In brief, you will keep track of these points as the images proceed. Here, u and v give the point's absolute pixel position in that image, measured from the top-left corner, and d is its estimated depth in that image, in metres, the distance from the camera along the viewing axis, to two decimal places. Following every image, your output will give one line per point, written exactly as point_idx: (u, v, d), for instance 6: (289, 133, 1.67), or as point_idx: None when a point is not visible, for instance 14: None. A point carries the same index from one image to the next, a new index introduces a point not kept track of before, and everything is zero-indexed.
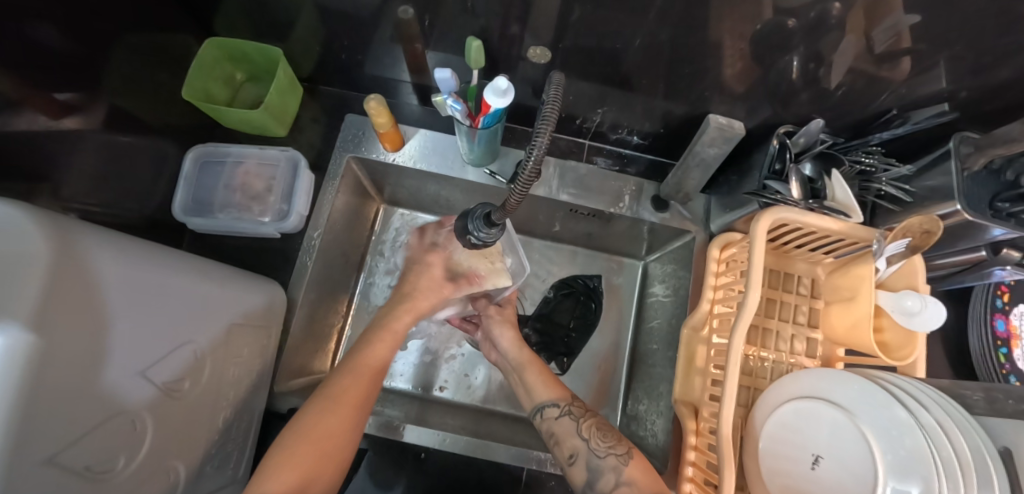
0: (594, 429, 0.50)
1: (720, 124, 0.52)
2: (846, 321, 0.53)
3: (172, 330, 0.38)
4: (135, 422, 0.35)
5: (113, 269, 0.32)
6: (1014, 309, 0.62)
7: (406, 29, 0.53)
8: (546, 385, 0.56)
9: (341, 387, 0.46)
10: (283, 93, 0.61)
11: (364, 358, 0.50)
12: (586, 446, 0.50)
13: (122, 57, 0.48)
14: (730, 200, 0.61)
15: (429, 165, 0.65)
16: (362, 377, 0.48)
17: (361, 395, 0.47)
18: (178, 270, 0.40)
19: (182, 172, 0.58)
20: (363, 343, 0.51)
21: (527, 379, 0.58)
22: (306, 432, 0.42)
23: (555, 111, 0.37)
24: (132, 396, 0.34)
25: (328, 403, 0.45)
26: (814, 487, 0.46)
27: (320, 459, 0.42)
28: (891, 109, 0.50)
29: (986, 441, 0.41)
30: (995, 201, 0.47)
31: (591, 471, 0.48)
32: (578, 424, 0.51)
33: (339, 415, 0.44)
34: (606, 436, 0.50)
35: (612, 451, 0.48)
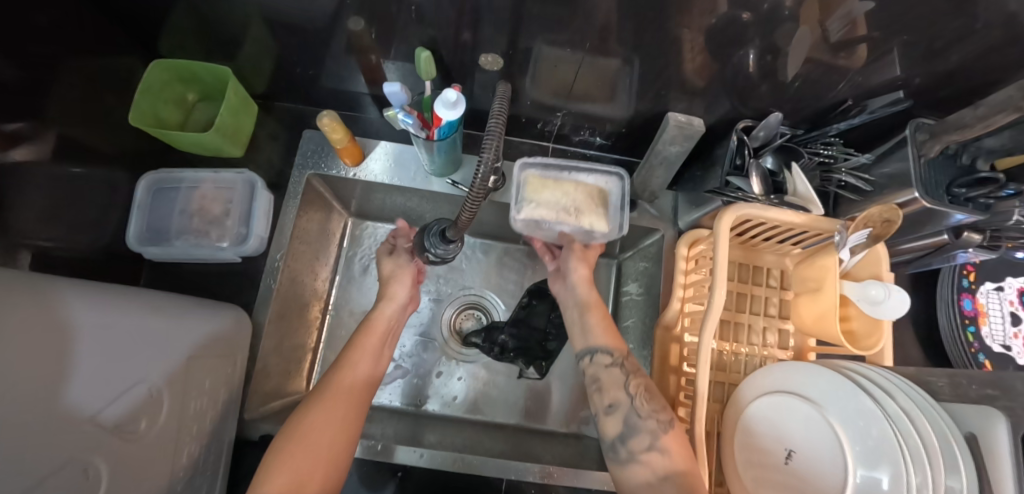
0: (642, 389, 0.50)
1: (679, 122, 0.52)
2: (814, 313, 0.53)
3: (122, 369, 0.37)
4: (86, 470, 0.33)
5: (35, 317, 0.31)
6: (979, 288, 0.64)
7: (359, 40, 0.52)
8: (605, 332, 0.55)
9: (328, 393, 0.47)
10: (235, 113, 0.59)
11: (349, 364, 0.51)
12: (629, 401, 0.49)
13: (66, 82, 0.46)
14: (695, 197, 0.61)
15: (391, 177, 0.64)
16: (348, 380, 0.49)
17: (351, 396, 0.48)
18: (135, 307, 0.41)
19: (134, 200, 0.57)
20: (347, 352, 0.53)
21: (587, 319, 0.57)
22: (296, 437, 0.43)
23: (501, 121, 0.37)
24: (84, 442, 0.33)
25: (316, 409, 0.46)
26: (786, 480, 0.47)
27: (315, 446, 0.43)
28: (846, 100, 0.49)
29: (952, 426, 0.42)
30: (952, 186, 0.47)
31: (627, 426, 0.48)
32: (626, 378, 0.51)
33: (329, 417, 0.45)
34: (652, 399, 0.49)
35: (654, 415, 0.47)
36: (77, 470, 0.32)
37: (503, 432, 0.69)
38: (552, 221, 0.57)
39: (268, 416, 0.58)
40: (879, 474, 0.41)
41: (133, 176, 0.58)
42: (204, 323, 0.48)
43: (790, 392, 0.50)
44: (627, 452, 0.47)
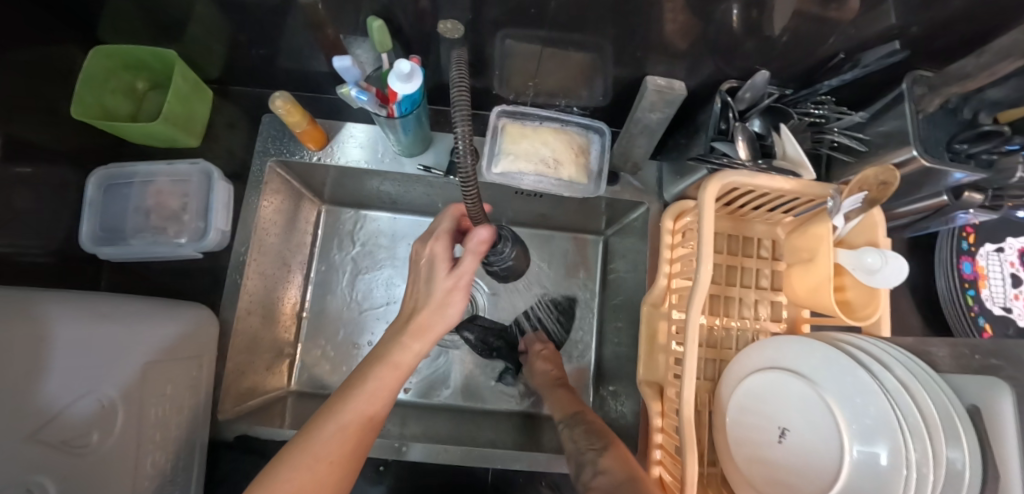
0: (580, 433, 0.53)
1: (658, 86, 0.48)
2: (807, 284, 0.50)
3: (67, 383, 0.34)
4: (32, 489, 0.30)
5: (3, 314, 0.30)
6: (978, 250, 0.62)
7: (312, 15, 0.48)
8: (560, 404, 0.60)
9: (325, 441, 0.35)
10: (185, 100, 0.55)
11: (356, 394, 0.38)
12: (574, 447, 0.52)
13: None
14: (680, 166, 0.58)
15: (358, 161, 0.60)
16: (353, 423, 0.36)
17: (354, 447, 0.36)
18: (104, 313, 0.39)
19: (85, 198, 0.54)
20: (357, 373, 0.40)
21: (551, 400, 0.62)
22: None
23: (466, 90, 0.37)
24: (27, 461, 0.30)
25: (307, 461, 0.34)
26: (779, 459, 0.45)
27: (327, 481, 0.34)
28: (837, 53, 0.45)
29: (954, 401, 0.40)
30: (952, 143, 0.44)
31: (575, 465, 0.50)
32: (570, 431, 0.55)
33: (323, 477, 0.34)
34: (592, 439, 0.52)
35: (591, 448, 0.50)
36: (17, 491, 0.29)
37: (490, 418, 0.68)
38: (527, 171, 0.56)
39: (245, 415, 0.56)
40: (877, 449, 0.39)
41: (83, 172, 0.55)
42: (166, 324, 0.45)
43: (786, 369, 0.48)
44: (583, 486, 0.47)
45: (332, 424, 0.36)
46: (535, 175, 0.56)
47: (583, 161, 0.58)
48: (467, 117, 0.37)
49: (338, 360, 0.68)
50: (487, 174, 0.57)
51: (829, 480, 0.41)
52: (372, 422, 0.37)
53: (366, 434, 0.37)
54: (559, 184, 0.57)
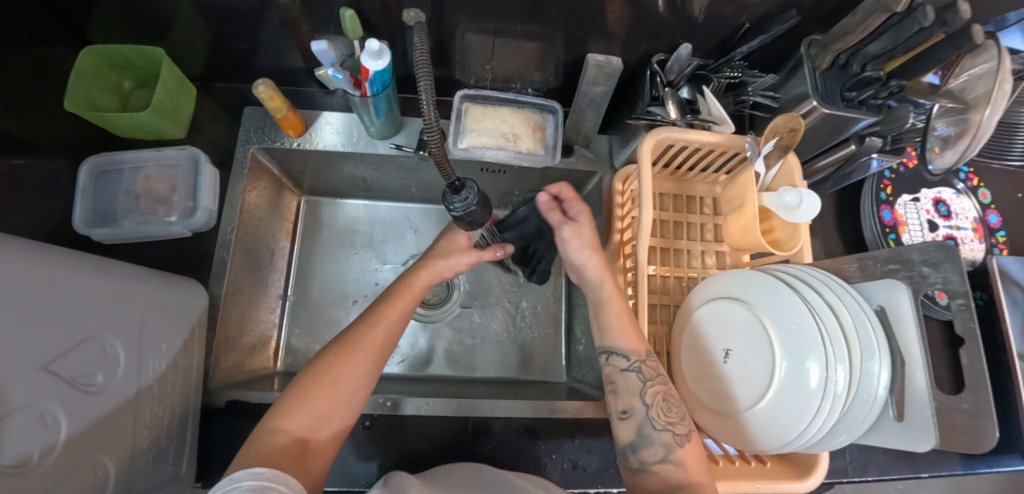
0: (659, 402, 0.48)
1: (598, 61, 0.55)
2: (739, 227, 0.57)
3: (78, 325, 0.38)
4: (46, 415, 0.33)
5: (33, 255, 0.34)
6: (896, 199, 0.70)
7: (289, 12, 0.54)
8: (623, 332, 0.51)
9: (362, 336, 0.47)
10: (172, 93, 0.60)
11: (353, 339, 0.47)
12: (644, 411, 0.48)
13: None
14: (625, 134, 0.65)
15: (335, 144, 0.66)
16: (382, 324, 0.49)
17: (383, 346, 0.48)
18: (109, 272, 0.43)
19: (77, 185, 0.57)
20: (354, 325, 0.49)
21: (604, 317, 0.53)
22: (325, 375, 0.44)
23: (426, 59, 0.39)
24: (44, 388, 0.33)
25: (347, 349, 0.46)
26: (723, 376, 0.51)
27: (335, 397, 0.43)
28: (743, 24, 0.53)
29: (865, 305, 0.47)
30: (844, 92, 0.52)
31: (641, 436, 0.47)
32: (644, 385, 0.49)
33: (357, 363, 0.45)
34: (669, 410, 0.48)
35: (669, 427, 0.47)
36: (34, 414, 0.32)
37: (469, 383, 0.71)
38: (489, 145, 0.62)
39: (234, 385, 0.59)
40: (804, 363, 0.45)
41: (73, 162, 0.58)
42: (159, 289, 0.49)
43: (729, 298, 0.53)
44: (638, 461, 0.47)
45: (368, 326, 0.48)
46: (497, 149, 0.62)
47: (539, 136, 0.64)
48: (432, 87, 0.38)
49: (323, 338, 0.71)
50: (452, 150, 0.63)
51: (768, 383, 0.47)
52: (398, 326, 0.51)
53: (393, 336, 0.50)
54: (519, 155, 0.63)
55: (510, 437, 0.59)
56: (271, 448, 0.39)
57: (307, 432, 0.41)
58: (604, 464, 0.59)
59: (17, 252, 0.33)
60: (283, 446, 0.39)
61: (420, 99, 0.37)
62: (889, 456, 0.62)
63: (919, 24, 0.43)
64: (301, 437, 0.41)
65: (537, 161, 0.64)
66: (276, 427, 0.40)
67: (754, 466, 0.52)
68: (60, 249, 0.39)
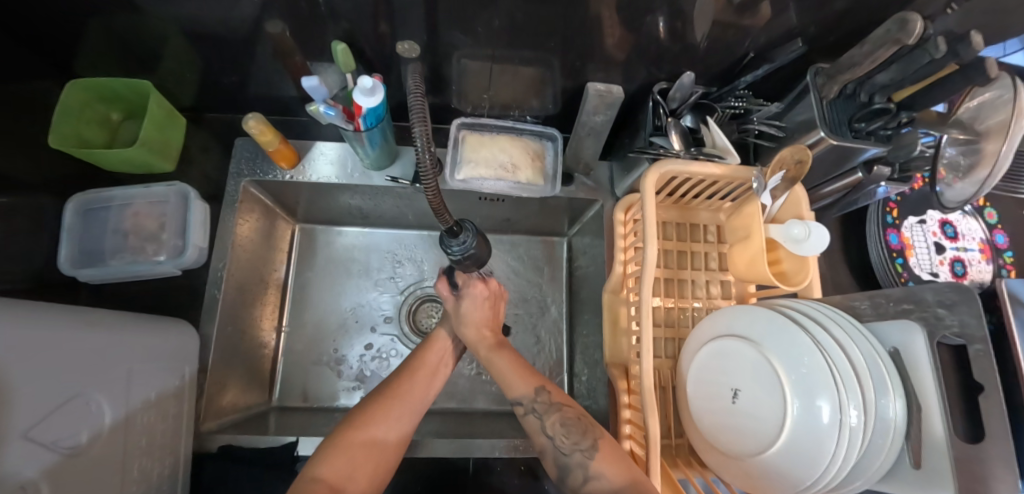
0: (558, 426, 0.47)
1: (599, 91, 0.54)
2: (746, 258, 0.55)
3: (62, 385, 0.36)
4: (26, 488, 0.32)
5: (17, 313, 0.33)
6: (902, 222, 0.68)
7: (283, 43, 0.53)
8: (512, 375, 0.51)
9: (399, 387, 0.49)
10: (161, 126, 0.58)
11: (395, 393, 0.48)
12: (551, 444, 0.47)
13: None
14: (626, 163, 0.63)
15: (329, 176, 0.64)
16: (416, 376, 0.51)
17: (418, 398, 0.49)
18: (95, 322, 0.41)
19: (63, 225, 0.56)
20: (392, 378, 0.51)
21: (495, 365, 0.52)
22: (363, 425, 0.45)
23: (422, 104, 0.39)
24: (24, 458, 0.32)
25: (388, 399, 0.47)
26: (733, 419, 0.48)
27: (370, 448, 0.44)
28: (748, 52, 0.52)
29: (876, 345, 0.46)
30: (854, 123, 0.50)
31: (559, 468, 0.46)
32: (543, 421, 0.48)
33: (392, 410, 0.47)
34: (570, 432, 0.46)
35: (577, 448, 0.45)
36: (14, 488, 0.31)
37: (469, 416, 0.70)
38: (487, 176, 0.60)
39: (226, 427, 0.57)
40: (821, 409, 0.43)
41: (60, 198, 0.56)
42: (148, 335, 0.47)
43: (736, 335, 0.51)
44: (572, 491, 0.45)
45: (400, 378, 0.50)
46: (496, 181, 0.61)
47: (538, 164, 0.63)
48: (426, 127, 0.39)
49: (317, 372, 0.70)
50: (449, 181, 0.61)
51: (773, 432, 0.45)
52: (430, 377, 0.52)
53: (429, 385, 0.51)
54: (518, 186, 0.61)
55: (510, 476, 0.57)
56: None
57: (344, 481, 0.41)
58: None
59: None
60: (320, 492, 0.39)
61: (416, 138, 0.38)
62: None
63: (930, 56, 0.42)
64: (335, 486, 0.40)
65: (537, 192, 0.62)
66: (315, 475, 0.40)
67: None
68: (42, 304, 0.37)
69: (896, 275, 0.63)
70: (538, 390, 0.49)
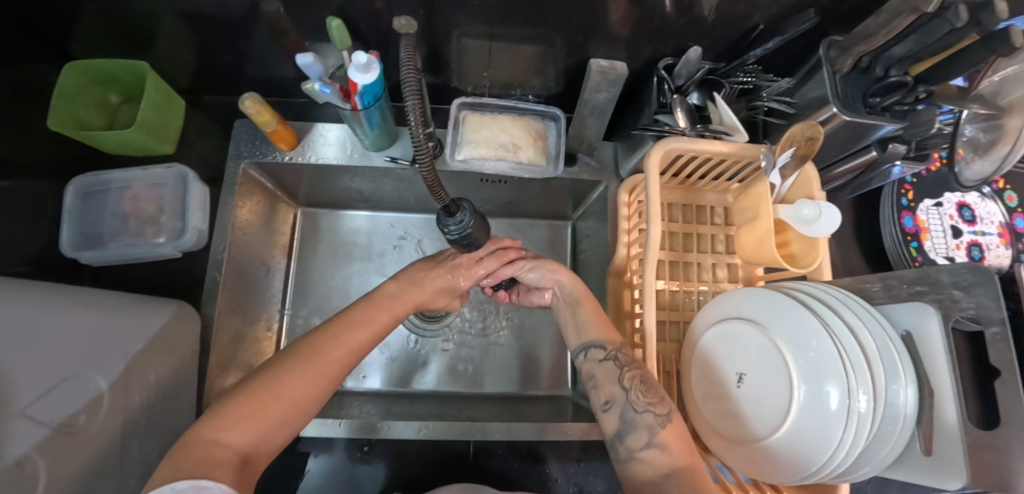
0: (638, 382, 0.45)
1: (602, 67, 0.52)
2: (753, 240, 0.54)
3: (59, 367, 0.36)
4: (24, 465, 0.32)
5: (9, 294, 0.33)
6: (918, 205, 0.65)
7: (276, 22, 0.52)
8: (597, 326, 0.52)
9: (320, 346, 0.44)
10: (158, 108, 0.58)
11: (315, 351, 0.44)
12: (625, 396, 0.45)
13: None
14: (631, 143, 0.62)
15: (329, 157, 0.64)
16: (344, 336, 0.46)
17: (340, 358, 0.45)
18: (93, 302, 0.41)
19: (63, 207, 0.55)
20: (311, 337, 0.45)
21: (580, 316, 0.54)
22: (274, 384, 0.40)
23: (413, 77, 0.36)
24: (16, 435, 0.32)
25: (304, 358, 0.42)
26: (737, 403, 0.48)
27: (282, 406, 0.39)
28: (758, 25, 0.50)
29: (890, 329, 0.44)
30: (867, 98, 0.48)
31: (624, 423, 0.44)
32: (621, 372, 0.47)
33: (308, 371, 0.42)
34: (649, 391, 0.44)
35: (651, 408, 0.44)
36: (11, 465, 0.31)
37: (471, 400, 0.70)
38: (489, 157, 0.59)
39: None
40: (827, 395, 0.42)
41: (59, 182, 0.56)
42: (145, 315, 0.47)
43: (742, 318, 0.49)
44: (626, 450, 0.44)
45: (327, 337, 0.45)
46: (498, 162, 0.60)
47: (541, 144, 0.61)
48: (419, 101, 0.36)
49: None
50: (449, 160, 0.60)
51: (780, 420, 0.44)
52: (366, 336, 0.48)
53: (363, 346, 0.47)
54: (519, 166, 0.60)
55: (511, 460, 0.57)
56: (197, 460, 0.33)
57: (246, 446, 0.37)
58: (610, 488, 0.56)
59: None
60: (223, 460, 0.34)
61: (408, 118, 0.35)
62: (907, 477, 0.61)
63: (950, 26, 0.39)
64: (242, 452, 0.36)
65: (540, 173, 0.61)
66: (220, 438, 0.36)
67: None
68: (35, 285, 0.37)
69: (909, 258, 0.61)
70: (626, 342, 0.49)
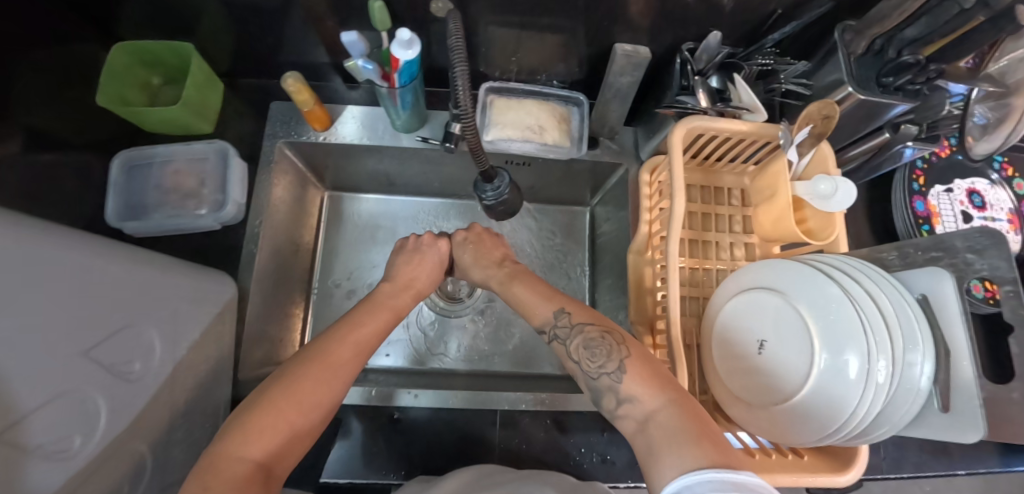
0: (582, 351, 0.45)
1: (626, 51, 0.55)
2: (772, 216, 0.56)
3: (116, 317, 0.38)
4: (87, 402, 0.35)
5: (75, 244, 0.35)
6: (929, 190, 0.67)
7: (313, 7, 0.54)
8: (534, 303, 0.51)
9: (332, 349, 0.43)
10: (200, 88, 0.60)
11: (327, 355, 0.43)
12: (580, 368, 0.45)
13: (27, 70, 0.48)
14: (651, 126, 0.64)
15: (360, 138, 0.66)
16: (353, 337, 0.46)
17: (353, 360, 0.44)
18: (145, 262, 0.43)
19: (109, 179, 0.58)
20: (321, 341, 0.44)
21: (518, 294, 0.54)
22: (294, 391, 0.39)
23: (462, 50, 0.40)
24: (79, 374, 0.34)
25: (319, 362, 0.42)
26: (759, 368, 0.50)
27: (302, 415, 0.39)
28: (776, 10, 0.52)
29: (909, 298, 0.45)
30: (881, 78, 0.51)
31: (593, 391, 0.44)
32: (567, 347, 0.47)
33: (324, 376, 0.41)
34: (596, 355, 0.44)
35: (604, 369, 0.42)
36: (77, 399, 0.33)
37: (492, 378, 0.71)
38: (515, 137, 0.62)
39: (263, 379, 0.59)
40: (847, 360, 0.44)
41: (105, 156, 0.59)
42: (189, 280, 0.49)
43: (764, 288, 0.51)
44: (609, 414, 0.43)
45: (337, 340, 0.45)
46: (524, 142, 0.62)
47: (566, 126, 0.64)
48: (466, 72, 0.40)
49: None
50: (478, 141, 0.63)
51: (801, 382, 0.46)
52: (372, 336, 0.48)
53: (367, 347, 0.47)
54: (545, 147, 0.63)
55: (536, 430, 0.59)
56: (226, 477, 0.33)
57: (271, 456, 0.36)
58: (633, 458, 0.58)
59: (47, 246, 0.33)
60: (244, 474, 0.34)
61: (458, 86, 0.39)
62: (923, 454, 0.62)
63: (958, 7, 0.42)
64: (266, 462, 0.36)
65: (565, 153, 0.64)
66: (241, 453, 0.35)
67: (790, 458, 0.50)
68: (98, 240, 0.40)
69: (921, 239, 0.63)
70: (557, 314, 0.48)
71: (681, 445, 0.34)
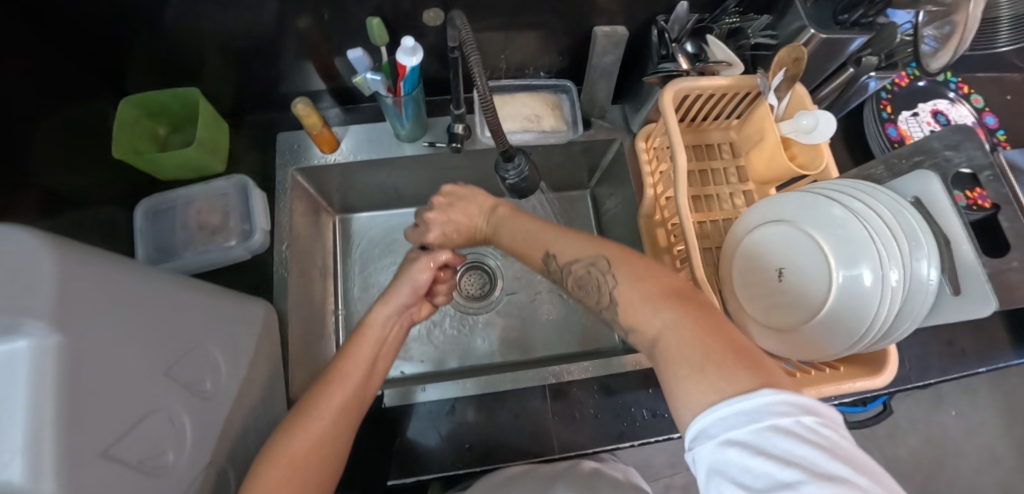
0: (578, 289, 0.46)
1: (605, 32, 0.60)
2: (765, 159, 0.61)
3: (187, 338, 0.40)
4: (171, 418, 0.36)
5: (141, 271, 0.37)
6: (897, 117, 0.73)
7: (310, 37, 0.57)
8: (526, 254, 0.53)
9: (317, 400, 0.43)
10: (210, 129, 0.63)
11: (310, 410, 0.42)
12: (586, 304, 0.46)
13: (52, 133, 0.50)
14: (638, 98, 0.69)
15: (367, 154, 0.69)
16: (337, 379, 0.45)
17: (342, 403, 0.44)
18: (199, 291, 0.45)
19: (135, 228, 0.61)
20: (305, 396, 0.44)
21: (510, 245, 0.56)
22: (283, 455, 0.39)
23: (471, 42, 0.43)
24: (164, 393, 0.36)
25: (302, 419, 0.42)
26: (785, 294, 0.53)
27: (299, 475, 0.39)
28: None
29: (904, 205, 0.49)
30: (838, 16, 0.58)
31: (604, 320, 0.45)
32: (569, 289, 0.48)
33: (311, 430, 0.41)
34: (588, 288, 0.45)
35: (600, 304, 0.43)
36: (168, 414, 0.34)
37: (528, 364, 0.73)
38: (517, 128, 0.67)
39: None
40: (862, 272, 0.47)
41: (128, 206, 0.61)
42: (238, 305, 0.50)
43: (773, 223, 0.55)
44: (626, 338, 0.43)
45: (322, 388, 0.44)
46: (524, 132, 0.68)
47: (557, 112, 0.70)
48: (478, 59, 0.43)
49: None
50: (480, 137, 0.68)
51: (824, 300, 0.49)
52: (359, 372, 0.47)
53: (356, 386, 0.46)
54: (544, 134, 0.68)
55: (587, 398, 0.61)
56: None
57: None
58: None
59: (122, 273, 0.35)
60: None
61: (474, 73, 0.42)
62: (945, 359, 0.66)
63: None
64: None
65: (563, 136, 0.70)
66: None
67: (828, 372, 0.53)
68: None
69: None
70: (546, 259, 0.49)
71: (682, 375, 0.32)
